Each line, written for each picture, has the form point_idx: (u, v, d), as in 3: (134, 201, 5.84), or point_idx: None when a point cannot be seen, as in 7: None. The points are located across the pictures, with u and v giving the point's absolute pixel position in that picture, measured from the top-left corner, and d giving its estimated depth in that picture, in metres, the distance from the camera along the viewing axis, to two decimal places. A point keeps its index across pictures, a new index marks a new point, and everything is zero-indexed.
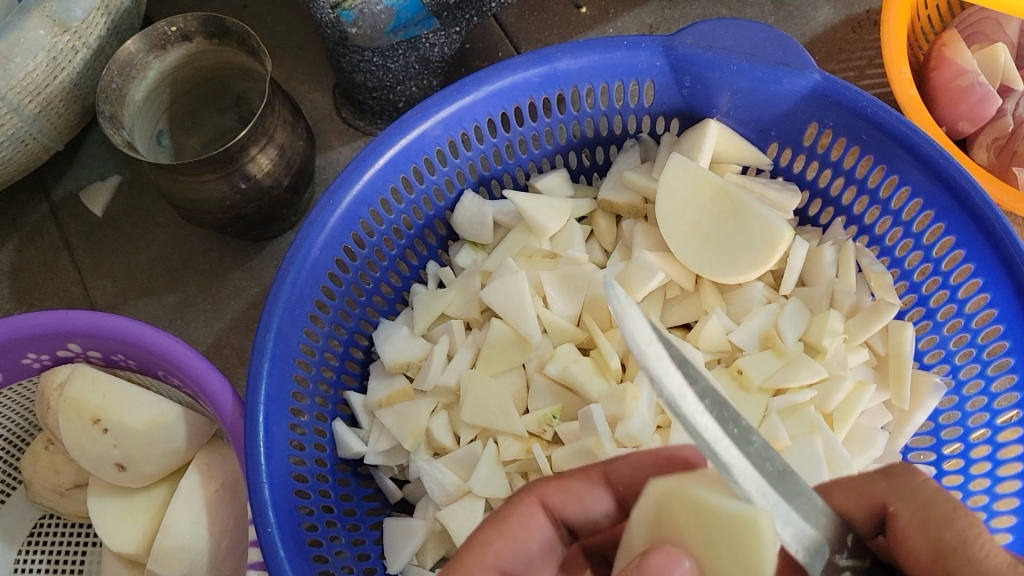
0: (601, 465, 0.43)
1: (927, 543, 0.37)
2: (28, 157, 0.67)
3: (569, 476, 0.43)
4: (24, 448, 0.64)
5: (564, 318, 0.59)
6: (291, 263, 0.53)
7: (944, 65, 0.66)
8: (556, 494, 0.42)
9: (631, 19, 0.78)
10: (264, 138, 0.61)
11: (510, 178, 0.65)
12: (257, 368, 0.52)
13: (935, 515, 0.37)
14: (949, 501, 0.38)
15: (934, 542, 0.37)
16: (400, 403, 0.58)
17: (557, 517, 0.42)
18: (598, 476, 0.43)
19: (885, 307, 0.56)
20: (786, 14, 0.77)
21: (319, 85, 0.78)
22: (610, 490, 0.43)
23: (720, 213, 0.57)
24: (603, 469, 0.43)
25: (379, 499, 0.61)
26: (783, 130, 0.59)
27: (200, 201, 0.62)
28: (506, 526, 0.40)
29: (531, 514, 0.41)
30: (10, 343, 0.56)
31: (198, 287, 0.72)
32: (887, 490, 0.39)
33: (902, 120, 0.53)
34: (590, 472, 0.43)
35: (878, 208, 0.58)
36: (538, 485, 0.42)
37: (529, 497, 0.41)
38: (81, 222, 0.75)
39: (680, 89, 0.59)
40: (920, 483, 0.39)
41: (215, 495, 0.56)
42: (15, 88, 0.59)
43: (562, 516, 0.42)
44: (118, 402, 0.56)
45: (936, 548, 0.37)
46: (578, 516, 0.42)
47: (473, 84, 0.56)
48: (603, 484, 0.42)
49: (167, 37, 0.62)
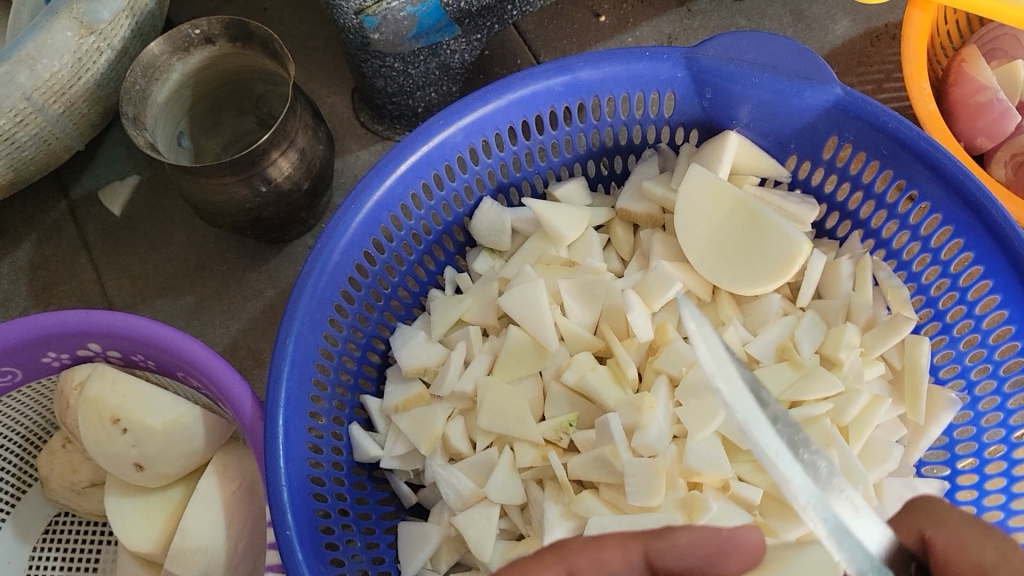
0: (644, 543, 0.42)
1: (970, 565, 0.39)
2: (49, 156, 0.67)
3: (607, 548, 0.41)
4: (40, 446, 0.65)
5: (582, 326, 0.59)
6: (312, 267, 0.54)
7: (963, 81, 0.67)
8: (587, 567, 0.41)
9: (650, 28, 0.79)
10: (285, 142, 0.61)
11: (529, 185, 0.65)
12: (277, 370, 0.52)
13: (969, 538, 0.40)
14: (978, 526, 0.41)
15: (976, 563, 0.39)
16: (416, 408, 0.59)
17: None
18: (639, 552, 0.42)
19: (902, 320, 0.56)
20: (804, 27, 0.78)
21: (338, 89, 0.79)
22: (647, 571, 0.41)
23: (739, 225, 0.57)
24: (645, 548, 0.42)
25: (393, 503, 0.61)
26: (803, 143, 0.59)
27: (221, 202, 0.62)
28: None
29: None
30: (31, 342, 0.56)
31: (215, 288, 0.73)
32: (921, 520, 0.41)
33: (923, 136, 0.53)
34: (630, 546, 0.42)
35: (896, 223, 0.58)
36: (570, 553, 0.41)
37: (559, 564, 0.40)
38: (100, 222, 0.76)
39: (701, 101, 0.59)
40: (947, 510, 0.42)
41: (232, 497, 0.57)
42: (40, 88, 0.59)
43: None
44: (137, 402, 0.56)
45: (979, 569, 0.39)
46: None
47: (495, 92, 0.57)
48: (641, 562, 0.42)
49: (190, 40, 0.62)
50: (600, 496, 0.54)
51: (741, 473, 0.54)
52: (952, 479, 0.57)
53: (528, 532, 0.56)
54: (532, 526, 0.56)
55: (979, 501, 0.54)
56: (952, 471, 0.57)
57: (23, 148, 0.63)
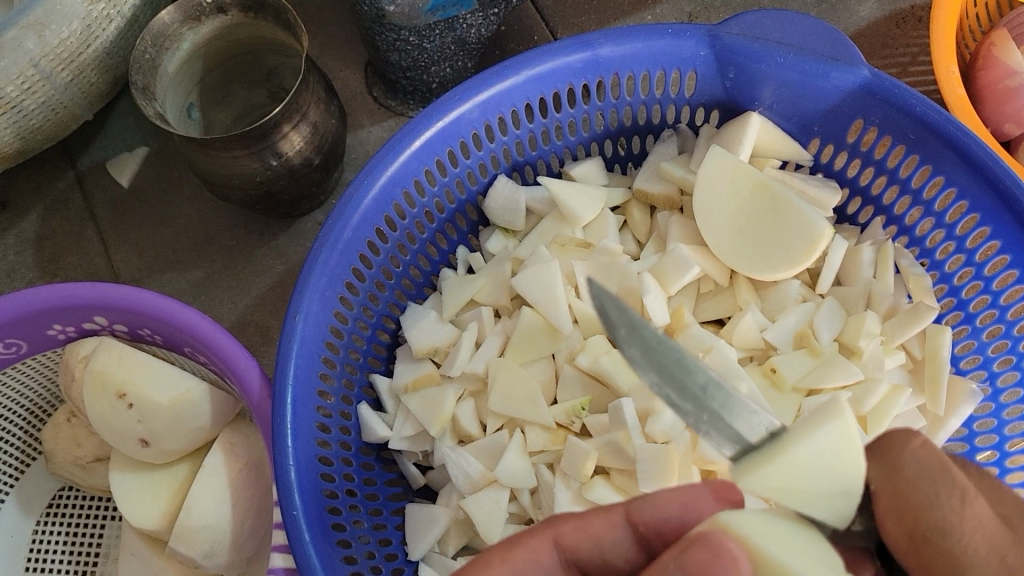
0: (626, 504, 0.39)
1: (902, 528, 0.35)
2: (57, 125, 0.66)
3: (590, 514, 0.39)
4: (45, 419, 0.64)
5: (596, 309, 0.58)
6: (324, 242, 0.53)
7: (992, 65, 0.66)
8: (572, 533, 0.39)
9: (671, 6, 0.77)
10: (297, 115, 0.60)
11: (544, 164, 0.64)
12: (286, 349, 0.51)
13: (913, 504, 0.35)
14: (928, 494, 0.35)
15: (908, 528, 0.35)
16: (427, 387, 0.58)
17: (570, 557, 0.39)
18: (620, 515, 0.39)
19: (924, 309, 0.55)
20: (828, 7, 0.76)
21: (351, 63, 0.77)
22: (631, 529, 0.39)
23: (759, 207, 0.56)
24: (627, 508, 0.39)
25: (401, 484, 0.60)
26: (827, 126, 0.57)
27: (232, 175, 0.61)
28: (512, 554, 0.38)
29: (541, 549, 0.38)
30: (37, 314, 0.55)
31: (223, 263, 0.72)
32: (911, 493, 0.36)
33: (952, 120, 0.52)
34: (612, 511, 0.39)
35: (919, 209, 0.57)
36: (554, 522, 0.39)
37: (542, 533, 0.39)
38: (107, 193, 0.75)
39: (724, 81, 0.58)
40: (907, 461, 0.36)
41: (239, 475, 0.56)
42: (48, 55, 0.58)
43: (574, 556, 0.39)
44: (144, 376, 0.55)
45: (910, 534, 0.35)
46: (593, 556, 0.39)
47: (513, 68, 0.55)
48: (623, 522, 0.39)
49: (202, 9, 0.61)
50: (612, 482, 0.54)
51: None
52: None
53: (538, 517, 0.55)
54: (542, 510, 0.55)
55: None
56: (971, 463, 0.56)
57: (31, 117, 0.62)
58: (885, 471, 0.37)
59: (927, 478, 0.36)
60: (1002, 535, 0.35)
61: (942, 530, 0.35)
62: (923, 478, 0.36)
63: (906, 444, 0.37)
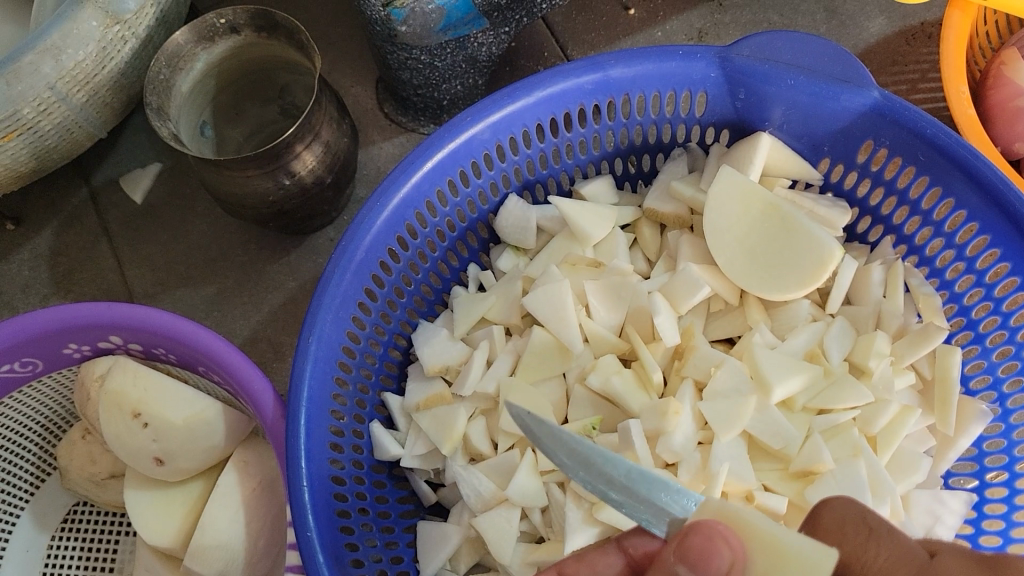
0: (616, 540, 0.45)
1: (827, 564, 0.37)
2: (72, 144, 0.67)
3: (587, 553, 0.44)
4: (60, 435, 0.65)
5: (607, 328, 0.59)
6: (337, 264, 0.53)
7: (1002, 84, 0.66)
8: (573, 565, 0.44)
9: (681, 22, 0.78)
10: (310, 135, 0.61)
11: (555, 183, 0.64)
12: (299, 369, 0.52)
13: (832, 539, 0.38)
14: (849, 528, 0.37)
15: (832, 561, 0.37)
16: (438, 406, 0.58)
17: None
18: (614, 546, 0.44)
19: (934, 330, 0.55)
20: (838, 23, 0.77)
21: (363, 79, 0.78)
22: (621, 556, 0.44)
23: (769, 228, 0.56)
24: (618, 542, 0.44)
25: (413, 501, 0.61)
26: (836, 146, 0.58)
27: (245, 194, 0.61)
28: None
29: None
30: (52, 334, 0.56)
31: (236, 279, 0.72)
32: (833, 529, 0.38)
33: (961, 142, 0.52)
34: (606, 547, 0.44)
35: (929, 229, 0.57)
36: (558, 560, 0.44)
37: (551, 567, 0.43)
38: (121, 210, 0.75)
39: (734, 101, 0.58)
40: (834, 508, 0.39)
41: (252, 494, 0.56)
42: (64, 78, 0.59)
43: None
44: (158, 396, 0.56)
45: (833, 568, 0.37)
46: None
47: (524, 89, 0.56)
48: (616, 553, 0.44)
49: (215, 29, 0.61)
50: None
51: (766, 482, 0.54)
52: (980, 492, 0.55)
53: (549, 536, 0.56)
54: (554, 530, 0.55)
55: (1009, 516, 0.53)
56: (980, 483, 0.56)
57: (46, 137, 0.63)
58: (812, 527, 0.39)
59: (844, 522, 0.38)
60: (914, 559, 0.36)
61: (855, 564, 0.37)
62: (837, 523, 0.38)
63: (827, 502, 0.39)
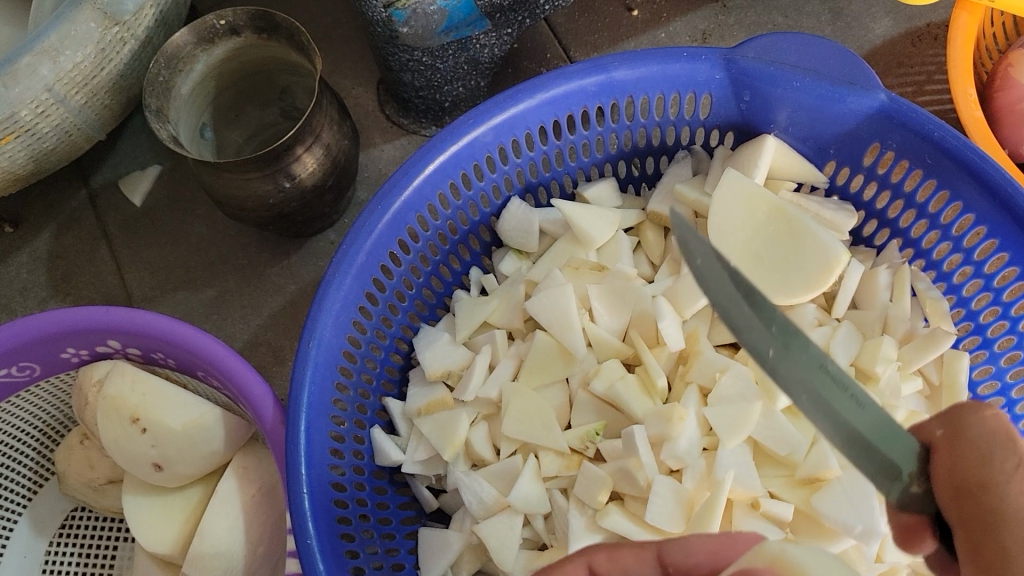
0: (658, 543, 0.38)
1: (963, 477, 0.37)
2: (70, 147, 0.67)
3: (623, 546, 0.39)
4: (58, 440, 0.64)
5: (610, 332, 0.58)
6: (337, 268, 0.52)
7: (1009, 86, 0.65)
8: (605, 563, 0.39)
9: (684, 24, 0.77)
10: (311, 137, 0.60)
11: (558, 185, 0.63)
12: (299, 374, 0.51)
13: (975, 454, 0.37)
14: (1000, 454, 0.38)
15: (972, 476, 0.37)
16: (440, 411, 0.58)
17: None
18: (652, 551, 0.38)
19: (942, 335, 0.54)
20: (843, 25, 0.76)
21: (364, 80, 0.78)
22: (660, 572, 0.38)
23: (775, 232, 0.55)
24: (659, 548, 0.38)
25: (414, 507, 0.60)
26: (842, 149, 0.57)
27: (244, 197, 0.60)
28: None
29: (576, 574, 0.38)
30: (50, 339, 0.55)
31: (236, 282, 0.72)
32: (976, 441, 0.38)
33: (969, 145, 0.52)
34: (645, 546, 0.39)
35: (936, 233, 0.56)
36: (590, 549, 0.39)
37: (579, 560, 0.38)
38: (120, 212, 0.75)
39: (739, 103, 0.57)
40: (982, 420, 0.38)
41: (252, 500, 0.56)
42: (62, 80, 0.58)
43: None
44: (157, 401, 0.55)
45: (976, 482, 0.37)
46: None
47: (527, 91, 0.55)
48: (654, 563, 0.38)
49: (215, 30, 0.61)
50: (626, 508, 0.53)
51: (772, 489, 0.53)
52: None
53: (552, 543, 0.55)
54: (557, 536, 0.55)
55: None
56: None
57: (45, 139, 0.62)
58: (947, 428, 0.39)
59: (990, 443, 0.38)
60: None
61: (992, 488, 0.37)
62: (983, 439, 0.38)
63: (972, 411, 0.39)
